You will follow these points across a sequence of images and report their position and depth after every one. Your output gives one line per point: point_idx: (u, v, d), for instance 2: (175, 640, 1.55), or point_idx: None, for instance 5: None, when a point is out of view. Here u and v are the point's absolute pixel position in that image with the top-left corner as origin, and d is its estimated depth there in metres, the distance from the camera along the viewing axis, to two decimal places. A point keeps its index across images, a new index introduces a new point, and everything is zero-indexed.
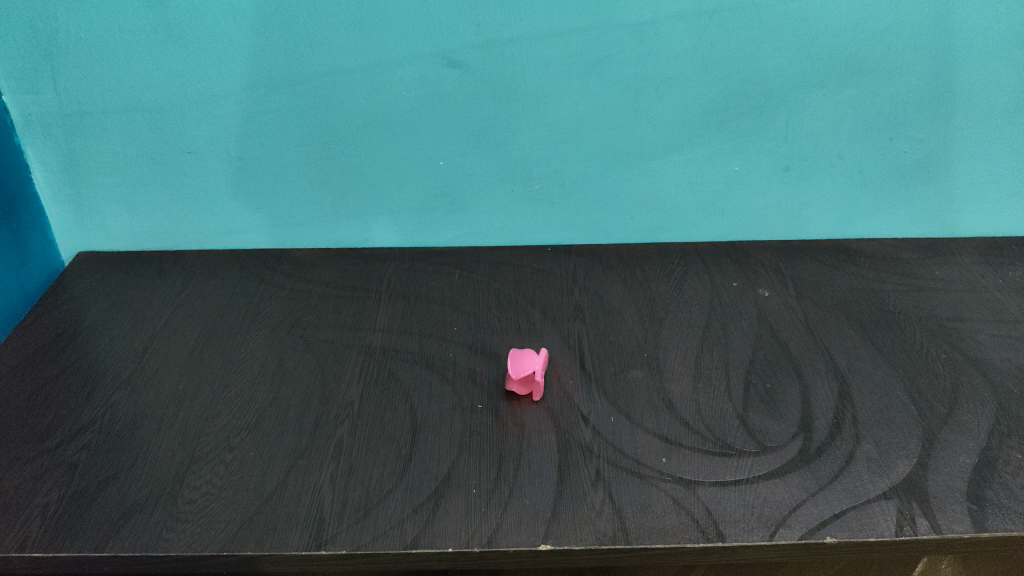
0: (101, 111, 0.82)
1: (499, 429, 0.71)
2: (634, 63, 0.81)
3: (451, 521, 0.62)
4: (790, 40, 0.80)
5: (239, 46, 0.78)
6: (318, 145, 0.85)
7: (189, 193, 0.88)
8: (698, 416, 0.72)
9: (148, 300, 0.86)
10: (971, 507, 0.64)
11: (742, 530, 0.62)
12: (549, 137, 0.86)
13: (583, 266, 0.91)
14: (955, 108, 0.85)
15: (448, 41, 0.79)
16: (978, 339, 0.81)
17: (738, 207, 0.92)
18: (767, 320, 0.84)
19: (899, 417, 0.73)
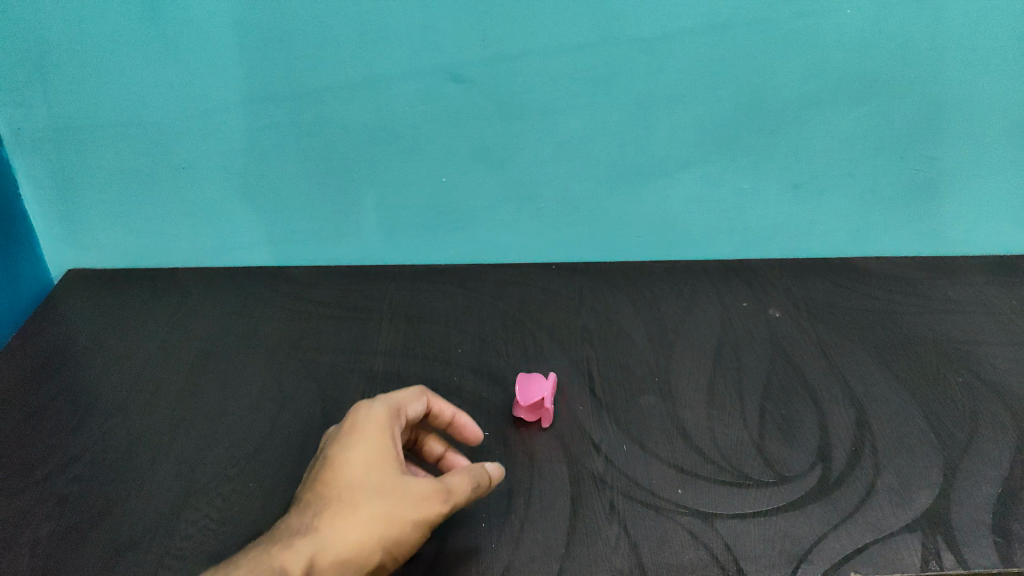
0: (93, 125, 0.79)
1: (508, 459, 0.68)
2: (643, 78, 0.78)
3: (461, 559, 0.60)
4: (804, 56, 0.77)
5: (237, 59, 0.75)
6: (316, 160, 0.82)
7: (185, 209, 0.86)
8: (713, 444, 0.70)
9: (141, 321, 0.85)
10: (998, 541, 0.62)
11: (763, 566, 0.60)
12: (556, 153, 0.83)
13: (590, 285, 0.91)
14: (975, 127, 0.82)
15: (453, 56, 0.75)
16: (995, 363, 0.80)
17: (746, 226, 0.90)
18: (780, 343, 0.82)
19: (919, 445, 0.71)
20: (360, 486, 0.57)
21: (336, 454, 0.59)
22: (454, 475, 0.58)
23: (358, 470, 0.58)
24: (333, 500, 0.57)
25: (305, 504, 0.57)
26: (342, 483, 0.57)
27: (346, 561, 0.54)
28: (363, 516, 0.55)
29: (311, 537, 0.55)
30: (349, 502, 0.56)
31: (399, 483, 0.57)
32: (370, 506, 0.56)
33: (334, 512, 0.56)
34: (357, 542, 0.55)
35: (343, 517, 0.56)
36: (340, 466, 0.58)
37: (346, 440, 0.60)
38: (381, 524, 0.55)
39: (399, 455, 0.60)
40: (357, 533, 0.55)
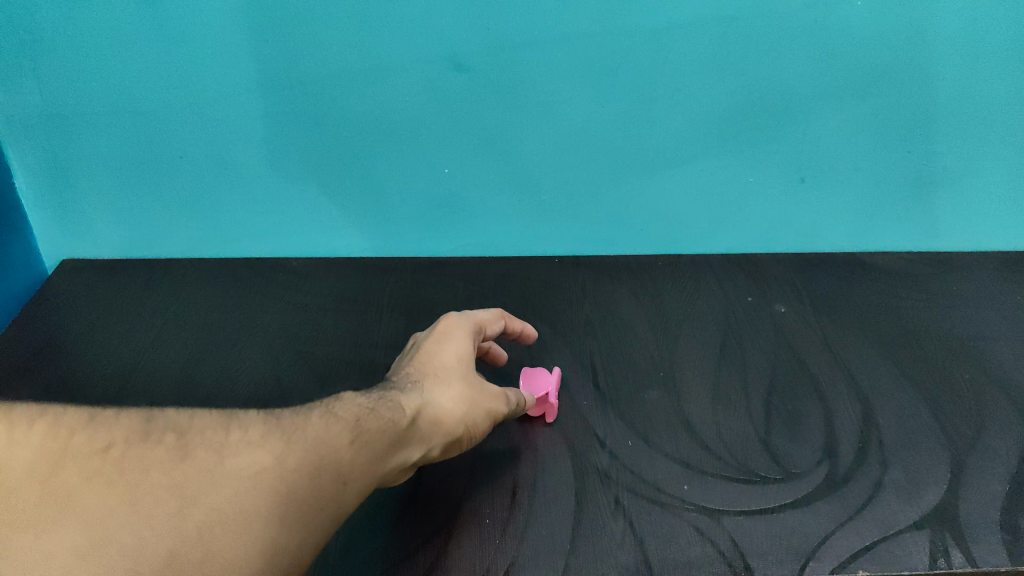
0: (88, 113, 0.78)
1: (511, 452, 0.67)
2: (649, 70, 0.76)
3: (464, 553, 0.59)
4: (810, 49, 0.75)
5: (235, 47, 0.73)
6: (315, 149, 0.81)
7: (182, 198, 0.85)
8: (719, 439, 0.69)
9: (137, 311, 0.84)
10: (1006, 538, 0.61)
11: (770, 563, 0.59)
12: (559, 145, 0.82)
13: (593, 278, 0.90)
14: (983, 122, 0.81)
15: (456, 45, 0.74)
16: (1001, 359, 0.79)
17: (751, 220, 0.90)
18: (785, 337, 0.82)
19: (926, 440, 0.70)
20: (461, 359, 0.60)
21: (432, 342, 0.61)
22: (513, 391, 0.63)
23: (459, 348, 0.61)
24: (436, 366, 0.59)
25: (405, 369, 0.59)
26: (443, 358, 0.60)
27: (453, 417, 0.56)
28: (466, 384, 0.58)
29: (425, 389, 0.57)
30: (446, 376, 0.58)
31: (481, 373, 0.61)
32: (462, 383, 0.58)
33: (431, 381, 0.58)
34: (464, 404, 0.57)
35: (440, 385, 0.58)
36: (438, 342, 0.61)
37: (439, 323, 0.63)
38: (477, 398, 0.58)
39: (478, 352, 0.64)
40: (456, 399, 0.57)
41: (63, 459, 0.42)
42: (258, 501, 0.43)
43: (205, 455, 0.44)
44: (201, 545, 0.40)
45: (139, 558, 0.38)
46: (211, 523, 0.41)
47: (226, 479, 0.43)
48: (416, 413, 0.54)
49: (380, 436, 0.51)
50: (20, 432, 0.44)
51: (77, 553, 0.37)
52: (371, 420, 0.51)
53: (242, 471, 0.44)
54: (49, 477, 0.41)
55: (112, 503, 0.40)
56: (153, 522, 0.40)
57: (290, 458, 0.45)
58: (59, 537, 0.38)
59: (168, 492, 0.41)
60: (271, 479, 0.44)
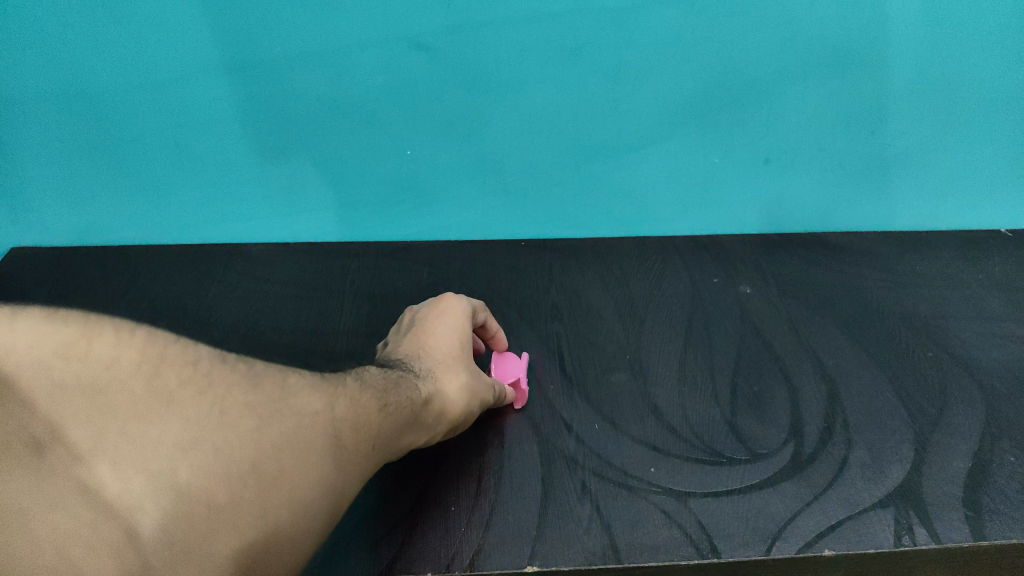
0: (35, 97, 0.75)
1: (477, 439, 0.67)
2: (611, 50, 0.75)
3: (429, 542, 0.58)
4: (773, 29, 0.75)
5: (187, 28, 0.71)
6: (274, 132, 0.79)
7: (136, 183, 0.83)
8: (685, 421, 0.69)
9: (91, 301, 0.82)
10: (969, 514, 0.62)
11: (737, 545, 0.59)
12: (524, 126, 0.81)
13: (558, 262, 0.89)
14: (943, 100, 0.81)
15: (416, 25, 0.72)
16: (963, 337, 0.80)
17: (715, 201, 0.90)
18: (749, 318, 0.82)
19: (890, 420, 0.70)
20: (468, 345, 0.62)
21: (435, 328, 0.63)
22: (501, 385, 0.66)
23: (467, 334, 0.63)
24: (442, 353, 0.60)
25: (416, 348, 0.61)
26: (448, 345, 0.61)
27: (467, 399, 0.58)
28: (476, 370, 0.61)
29: (440, 370, 0.58)
30: (455, 363, 0.59)
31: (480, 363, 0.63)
32: (468, 373, 0.59)
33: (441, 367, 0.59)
34: (475, 389, 0.59)
35: (449, 372, 0.59)
36: (445, 325, 0.63)
37: (443, 308, 0.65)
38: (482, 386, 0.61)
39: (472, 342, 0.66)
40: (464, 389, 0.58)
41: (162, 366, 0.45)
42: (316, 438, 0.47)
43: (271, 389, 0.48)
44: (274, 460, 0.43)
45: (225, 463, 0.41)
46: (281, 447, 0.44)
47: (290, 414, 0.47)
48: (435, 391, 0.56)
49: (404, 411, 0.53)
50: (91, 326, 0.45)
51: (182, 445, 0.40)
52: (394, 397, 0.53)
53: (305, 408, 0.48)
54: (152, 375, 0.44)
55: (207, 410, 0.43)
56: (237, 432, 0.43)
57: (339, 409, 0.49)
58: (164, 430, 0.40)
59: (247, 411, 0.45)
60: (323, 423, 0.48)
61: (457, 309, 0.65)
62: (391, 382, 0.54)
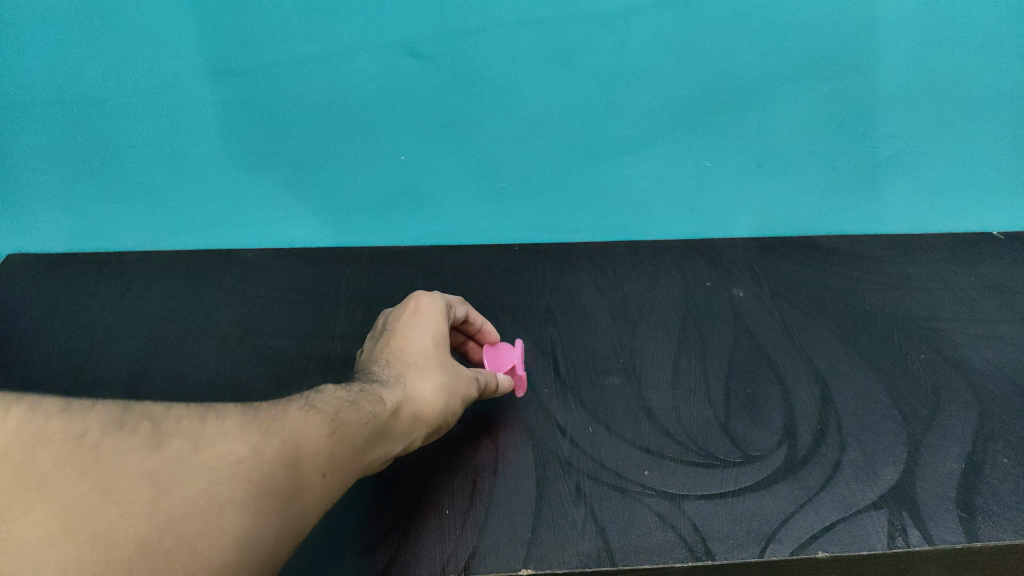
0: (30, 103, 0.75)
1: (471, 442, 0.67)
2: (604, 55, 0.76)
3: (423, 546, 0.58)
4: (765, 33, 0.75)
5: (182, 35, 0.71)
6: (269, 138, 0.80)
7: (132, 190, 0.83)
8: (678, 423, 0.69)
9: (87, 307, 0.82)
10: (962, 515, 0.62)
11: (731, 547, 0.59)
12: (517, 131, 0.81)
13: (552, 266, 0.90)
14: (935, 104, 0.82)
15: (409, 31, 0.73)
16: (956, 339, 0.80)
17: (709, 205, 0.90)
18: (743, 321, 0.82)
19: (883, 421, 0.70)
20: (441, 341, 0.62)
21: (405, 330, 0.62)
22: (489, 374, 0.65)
23: (440, 331, 0.63)
24: (413, 356, 0.60)
25: (386, 350, 0.60)
26: (419, 346, 0.60)
27: (440, 399, 0.58)
28: (450, 367, 0.60)
29: (409, 373, 0.58)
30: (426, 365, 0.59)
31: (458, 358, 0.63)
32: (442, 372, 0.59)
33: (412, 371, 0.58)
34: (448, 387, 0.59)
35: (421, 375, 0.58)
36: (416, 323, 0.63)
37: (414, 306, 0.65)
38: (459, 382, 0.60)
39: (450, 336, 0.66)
40: (437, 390, 0.58)
41: (39, 445, 0.42)
42: (234, 491, 0.42)
43: (179, 441, 0.44)
44: (172, 532, 0.40)
45: (104, 552, 0.38)
46: (184, 514, 0.40)
47: (198, 470, 0.43)
48: (404, 397, 0.56)
49: (363, 429, 0.51)
50: None
51: (52, 543, 0.38)
52: (350, 414, 0.51)
53: (216, 460, 0.43)
54: (28, 457, 0.42)
55: (87, 494, 0.40)
56: (123, 510, 0.40)
57: (265, 451, 0.45)
58: (29, 532, 0.38)
59: (141, 481, 0.41)
60: (244, 472, 0.44)
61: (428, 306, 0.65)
62: (351, 398, 0.53)
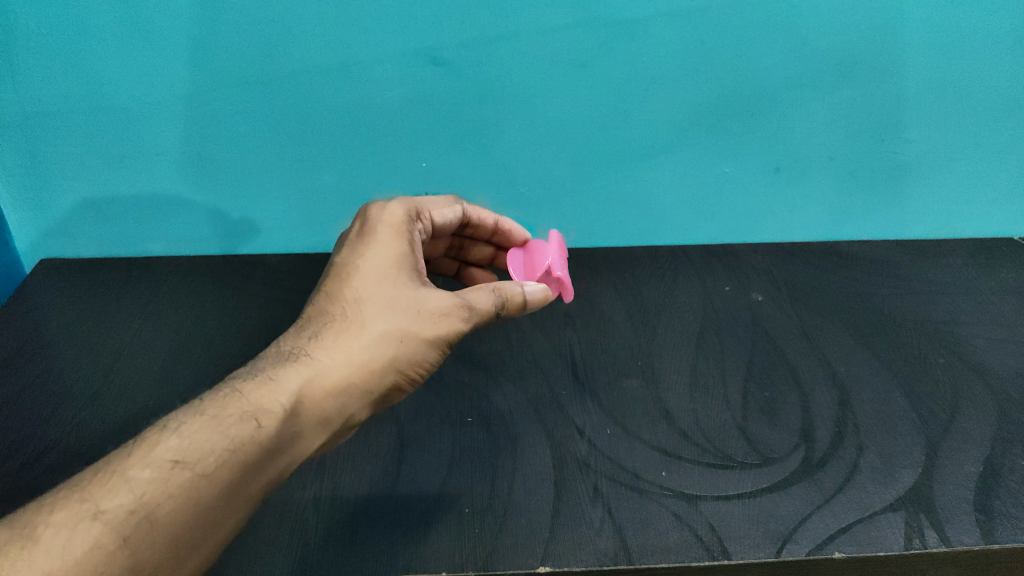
0: (63, 112, 0.77)
1: (490, 443, 0.68)
2: (622, 62, 0.77)
3: (443, 543, 0.59)
4: (782, 39, 0.76)
5: (210, 45, 0.73)
6: (294, 146, 0.81)
7: (160, 197, 0.85)
8: (696, 425, 0.70)
9: (116, 311, 0.84)
10: (980, 518, 0.62)
11: (748, 546, 0.59)
12: (537, 138, 0.82)
13: (571, 271, 0.91)
14: (953, 108, 0.82)
15: (431, 40, 0.74)
16: (976, 343, 0.80)
17: (727, 210, 0.91)
18: (761, 325, 0.83)
19: (901, 424, 0.71)
20: (382, 283, 0.58)
21: (345, 274, 0.59)
22: (482, 292, 0.59)
23: (384, 265, 0.59)
24: (347, 310, 0.57)
25: (323, 297, 0.58)
26: (352, 297, 0.57)
27: (370, 357, 0.55)
28: (391, 311, 0.57)
29: (334, 333, 0.55)
30: (355, 321, 0.56)
31: (419, 290, 0.58)
32: (375, 327, 0.56)
33: (340, 330, 0.56)
34: (380, 341, 0.55)
35: (348, 335, 0.55)
36: (360, 256, 0.60)
37: (368, 233, 0.62)
38: (402, 328, 0.56)
39: (417, 258, 0.62)
40: (365, 350, 0.55)
41: None
42: None
43: None
44: None
45: None
46: None
47: None
48: (307, 381, 0.53)
49: (188, 497, 0.46)
50: None
51: None
52: (177, 480, 0.46)
53: None
54: None
55: None
56: None
57: None
58: None
59: None
60: None
61: (379, 233, 0.62)
62: (182, 448, 0.47)
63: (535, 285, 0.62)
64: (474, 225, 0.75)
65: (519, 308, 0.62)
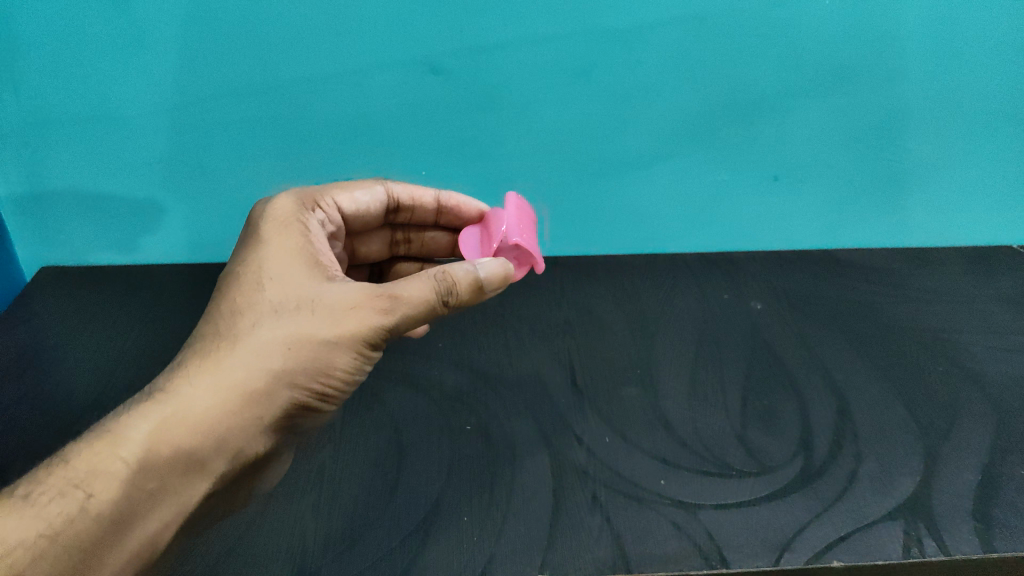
0: (63, 120, 0.78)
1: (489, 451, 0.68)
2: (621, 70, 0.77)
3: (441, 552, 0.59)
4: (780, 48, 0.76)
5: (209, 52, 0.73)
6: (293, 154, 0.81)
7: (159, 205, 0.85)
8: (694, 434, 0.70)
9: (116, 319, 0.84)
10: (978, 526, 0.62)
11: (746, 555, 0.59)
12: (535, 147, 0.83)
13: (570, 279, 0.91)
14: (951, 116, 0.82)
15: (430, 48, 0.75)
16: (974, 352, 0.81)
17: (726, 218, 0.91)
18: (760, 333, 0.83)
19: (899, 432, 0.71)
20: (267, 287, 0.52)
21: (227, 286, 0.54)
22: (411, 280, 0.52)
23: (270, 265, 0.54)
24: (227, 326, 0.52)
25: (204, 316, 0.53)
26: (232, 311, 0.52)
27: (253, 374, 0.50)
28: (279, 317, 0.51)
29: (208, 356, 0.51)
30: (232, 339, 0.51)
31: (313, 288, 0.52)
32: (256, 339, 0.50)
33: (216, 352, 0.51)
34: (263, 356, 0.50)
35: (224, 354, 0.50)
36: (246, 257, 0.55)
37: (253, 231, 0.57)
38: (292, 335, 0.51)
39: (317, 251, 0.56)
40: (244, 368, 0.50)
41: None
42: None
43: None
44: None
45: None
46: None
47: None
48: (163, 421, 0.48)
49: None
50: None
51: None
52: None
53: None
54: None
55: None
56: None
57: None
58: None
59: None
60: None
61: (266, 230, 0.57)
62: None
63: (489, 263, 0.54)
64: (411, 210, 0.71)
65: (474, 293, 0.54)
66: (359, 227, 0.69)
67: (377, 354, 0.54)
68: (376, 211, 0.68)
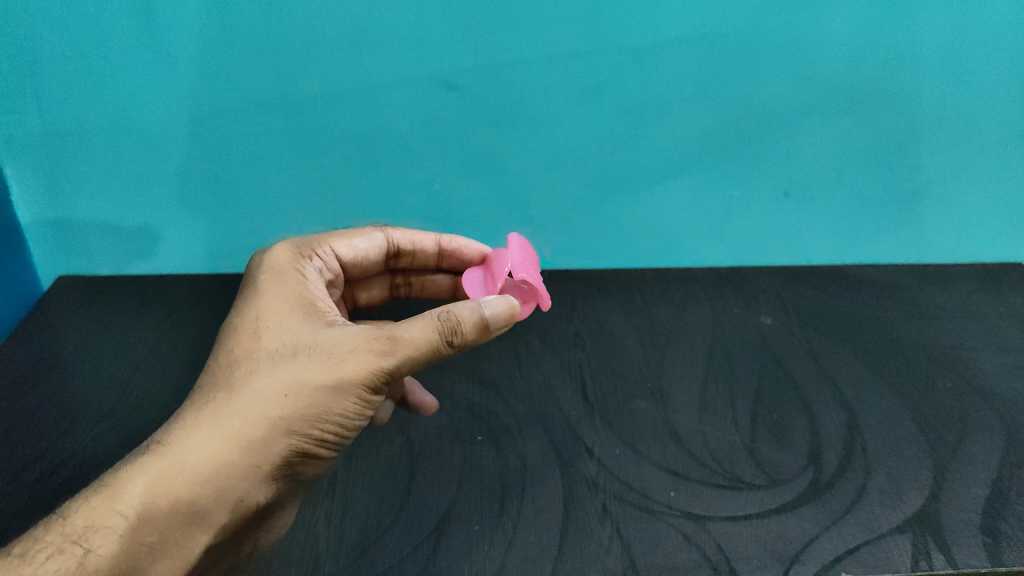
0: (85, 131, 0.79)
1: (500, 462, 0.69)
2: (634, 86, 0.78)
3: (452, 560, 0.60)
4: (790, 65, 0.77)
5: (228, 65, 0.75)
6: (308, 167, 0.82)
7: (176, 216, 0.86)
8: (704, 447, 0.71)
9: (132, 329, 0.85)
10: (986, 541, 0.62)
11: (755, 568, 0.60)
12: (548, 162, 0.84)
13: (581, 293, 0.92)
14: (960, 134, 0.83)
15: (446, 64, 0.76)
16: (984, 367, 0.81)
17: (737, 234, 0.92)
18: (770, 347, 0.84)
19: (909, 446, 0.71)
20: (264, 336, 0.53)
21: (223, 338, 0.54)
22: (413, 323, 0.52)
23: (267, 313, 0.54)
24: (224, 376, 0.52)
25: (202, 369, 0.54)
26: (228, 361, 0.52)
27: (250, 423, 0.49)
28: (277, 366, 0.51)
29: (204, 406, 0.50)
30: (229, 388, 0.51)
31: (311, 336, 0.53)
32: (252, 388, 0.50)
33: (214, 401, 0.50)
34: (259, 403, 0.50)
35: (221, 404, 0.50)
36: (243, 306, 0.55)
37: (250, 281, 0.58)
38: (289, 380, 0.50)
39: (315, 299, 0.57)
40: (241, 417, 0.49)
41: None
42: None
43: None
44: None
45: None
46: None
47: None
48: (159, 472, 0.48)
49: None
50: None
51: None
52: None
53: None
54: None
55: None
56: None
57: None
58: None
59: None
60: None
61: (263, 278, 0.57)
62: None
63: (495, 302, 0.53)
64: (412, 254, 0.71)
65: (479, 333, 0.53)
66: (359, 271, 0.69)
67: (379, 400, 0.54)
68: (375, 256, 0.69)
